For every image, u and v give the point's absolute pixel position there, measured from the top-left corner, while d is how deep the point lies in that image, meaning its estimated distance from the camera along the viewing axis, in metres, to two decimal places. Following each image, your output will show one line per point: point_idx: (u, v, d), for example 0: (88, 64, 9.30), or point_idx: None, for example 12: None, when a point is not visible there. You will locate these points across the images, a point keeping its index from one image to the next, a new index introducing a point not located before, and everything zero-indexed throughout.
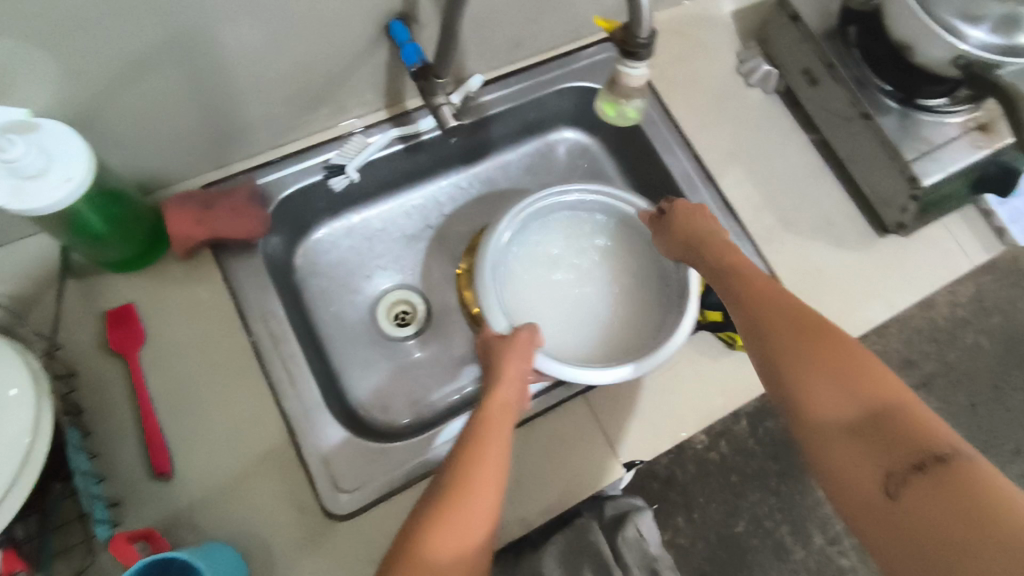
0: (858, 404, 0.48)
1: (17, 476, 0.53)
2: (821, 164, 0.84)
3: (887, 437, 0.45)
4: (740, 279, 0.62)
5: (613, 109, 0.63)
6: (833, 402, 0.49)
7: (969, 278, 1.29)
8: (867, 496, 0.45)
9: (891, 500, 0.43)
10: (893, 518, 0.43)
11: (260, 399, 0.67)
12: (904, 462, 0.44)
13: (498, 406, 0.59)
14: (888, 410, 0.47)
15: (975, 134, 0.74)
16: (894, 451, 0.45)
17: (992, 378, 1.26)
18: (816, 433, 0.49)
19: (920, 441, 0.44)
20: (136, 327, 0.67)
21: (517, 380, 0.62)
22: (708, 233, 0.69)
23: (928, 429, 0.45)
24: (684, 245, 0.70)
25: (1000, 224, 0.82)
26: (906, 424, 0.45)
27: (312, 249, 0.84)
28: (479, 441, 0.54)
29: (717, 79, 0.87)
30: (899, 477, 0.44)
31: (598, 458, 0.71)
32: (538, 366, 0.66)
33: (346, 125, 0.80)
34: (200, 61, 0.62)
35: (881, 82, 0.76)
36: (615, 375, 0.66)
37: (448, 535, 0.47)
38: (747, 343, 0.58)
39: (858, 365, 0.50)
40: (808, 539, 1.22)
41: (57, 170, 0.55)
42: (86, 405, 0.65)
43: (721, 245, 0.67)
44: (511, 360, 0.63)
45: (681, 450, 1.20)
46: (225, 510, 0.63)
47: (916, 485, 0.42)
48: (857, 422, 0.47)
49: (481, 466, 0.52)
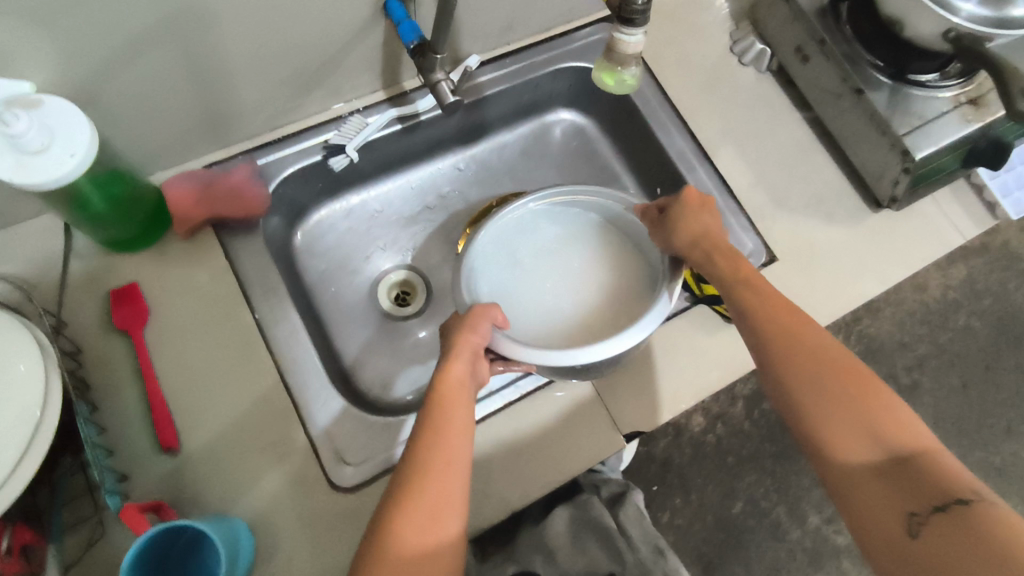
0: (882, 446, 0.51)
1: (27, 448, 0.54)
2: (814, 141, 0.85)
3: (911, 479, 0.48)
4: (752, 294, 0.61)
5: (612, 78, 0.64)
6: (858, 443, 0.51)
7: (960, 261, 1.31)
8: (888, 533, 0.48)
9: (912, 537, 0.47)
10: (914, 555, 0.46)
11: (263, 375, 0.68)
12: (927, 504, 0.47)
13: (451, 382, 0.55)
14: (911, 453, 0.50)
15: (966, 108, 0.74)
16: (918, 494, 0.48)
17: (985, 359, 1.27)
18: (843, 473, 0.51)
19: (942, 484, 0.48)
20: (141, 305, 0.68)
21: (471, 354, 0.57)
22: (714, 232, 0.66)
23: (949, 476, 0.48)
24: (690, 240, 0.66)
25: (991, 199, 0.83)
26: (928, 468, 0.49)
27: (312, 230, 0.85)
28: (437, 423, 0.53)
29: (711, 60, 0.89)
30: (920, 517, 0.47)
31: (600, 430, 0.72)
32: (508, 354, 0.60)
33: (340, 108, 0.81)
34: (199, 38, 0.62)
35: (872, 58, 0.77)
36: (594, 353, 0.60)
37: (412, 528, 0.48)
38: (762, 370, 0.59)
39: (884, 407, 0.52)
40: (804, 518, 1.22)
41: (61, 145, 0.55)
42: (93, 381, 0.65)
43: (732, 253, 0.65)
44: (462, 334, 0.58)
45: (679, 433, 1.22)
46: (230, 484, 0.64)
47: (937, 525, 0.46)
48: (881, 463, 0.50)
49: (440, 449, 0.51)
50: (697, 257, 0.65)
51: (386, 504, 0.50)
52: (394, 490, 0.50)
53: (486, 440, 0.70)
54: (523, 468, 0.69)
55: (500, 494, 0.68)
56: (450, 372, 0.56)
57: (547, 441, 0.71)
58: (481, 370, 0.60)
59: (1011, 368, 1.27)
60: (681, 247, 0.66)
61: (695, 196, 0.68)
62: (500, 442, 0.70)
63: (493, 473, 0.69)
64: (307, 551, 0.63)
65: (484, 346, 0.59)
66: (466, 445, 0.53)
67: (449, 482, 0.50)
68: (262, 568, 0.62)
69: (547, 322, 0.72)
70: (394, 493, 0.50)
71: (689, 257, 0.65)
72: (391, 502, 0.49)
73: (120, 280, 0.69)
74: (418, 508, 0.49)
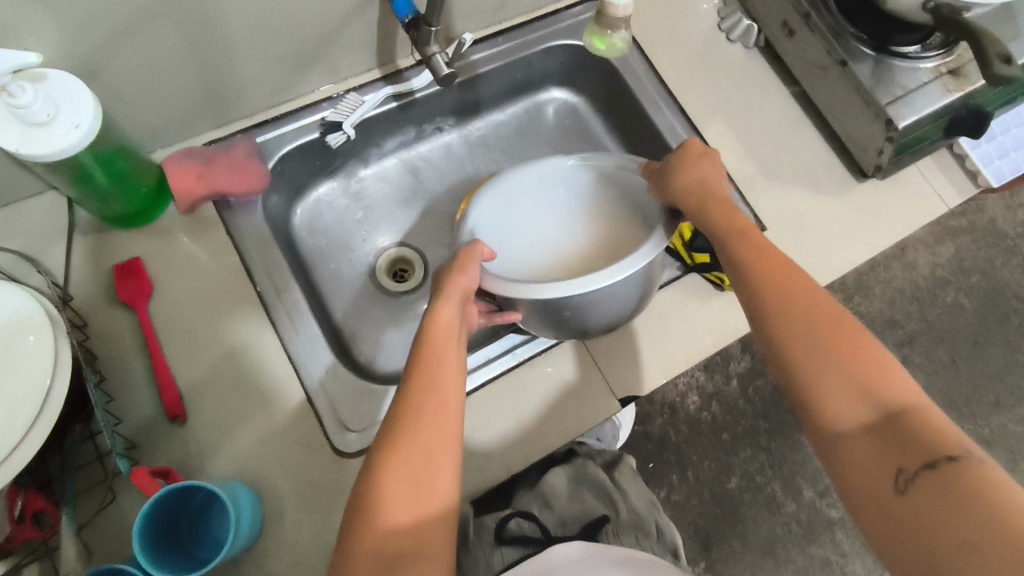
0: (872, 402, 0.48)
1: (39, 415, 0.55)
2: (800, 114, 0.87)
3: (901, 437, 0.46)
4: (745, 245, 0.59)
5: (603, 43, 0.69)
6: (846, 401, 0.49)
7: (949, 239, 1.32)
8: (877, 491, 0.46)
9: (900, 494, 0.45)
10: (903, 513, 0.44)
11: (268, 345, 0.70)
12: (916, 461, 0.45)
13: (442, 326, 0.56)
14: (902, 410, 0.47)
15: (946, 78, 0.75)
16: (907, 451, 0.46)
17: (972, 334, 1.29)
18: (830, 430, 0.49)
19: (932, 441, 0.45)
20: (144, 279, 0.69)
21: (460, 296, 0.59)
22: (712, 182, 0.65)
23: (940, 433, 0.46)
24: (686, 188, 0.65)
25: (973, 168, 0.85)
26: (919, 426, 0.46)
27: (310, 208, 0.87)
28: (429, 369, 0.53)
29: (699, 36, 0.90)
30: (910, 474, 0.45)
31: (596, 396, 0.74)
32: (500, 290, 0.63)
33: (324, 92, 0.82)
34: (197, 14, 0.63)
35: (856, 31, 0.78)
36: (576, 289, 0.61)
37: (403, 473, 0.47)
38: (751, 323, 0.57)
39: (875, 362, 0.50)
40: (798, 492, 1.24)
41: (66, 118, 0.57)
42: (100, 354, 0.67)
43: (728, 203, 0.63)
44: (452, 278, 0.59)
45: (674, 412, 1.21)
46: (236, 451, 0.65)
47: (926, 483, 0.44)
48: (871, 420, 0.48)
49: (431, 395, 0.51)
50: (690, 204, 0.64)
51: (376, 449, 0.49)
52: (383, 435, 0.50)
53: (483, 407, 0.72)
54: (520, 431, 0.71)
55: (499, 456, 0.70)
56: (441, 314, 0.57)
57: (542, 407, 0.73)
58: (471, 315, 0.62)
59: (998, 342, 1.29)
60: (674, 195, 0.66)
61: (696, 147, 0.68)
62: (497, 407, 0.72)
63: (492, 436, 0.71)
64: (312, 514, 0.64)
65: (474, 287, 0.61)
66: (458, 389, 0.53)
67: (440, 429, 0.50)
68: (269, 531, 0.64)
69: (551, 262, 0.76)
70: (383, 439, 0.49)
71: (682, 203, 0.65)
72: (379, 447, 0.49)
73: (124, 256, 0.71)
74: (409, 454, 0.48)
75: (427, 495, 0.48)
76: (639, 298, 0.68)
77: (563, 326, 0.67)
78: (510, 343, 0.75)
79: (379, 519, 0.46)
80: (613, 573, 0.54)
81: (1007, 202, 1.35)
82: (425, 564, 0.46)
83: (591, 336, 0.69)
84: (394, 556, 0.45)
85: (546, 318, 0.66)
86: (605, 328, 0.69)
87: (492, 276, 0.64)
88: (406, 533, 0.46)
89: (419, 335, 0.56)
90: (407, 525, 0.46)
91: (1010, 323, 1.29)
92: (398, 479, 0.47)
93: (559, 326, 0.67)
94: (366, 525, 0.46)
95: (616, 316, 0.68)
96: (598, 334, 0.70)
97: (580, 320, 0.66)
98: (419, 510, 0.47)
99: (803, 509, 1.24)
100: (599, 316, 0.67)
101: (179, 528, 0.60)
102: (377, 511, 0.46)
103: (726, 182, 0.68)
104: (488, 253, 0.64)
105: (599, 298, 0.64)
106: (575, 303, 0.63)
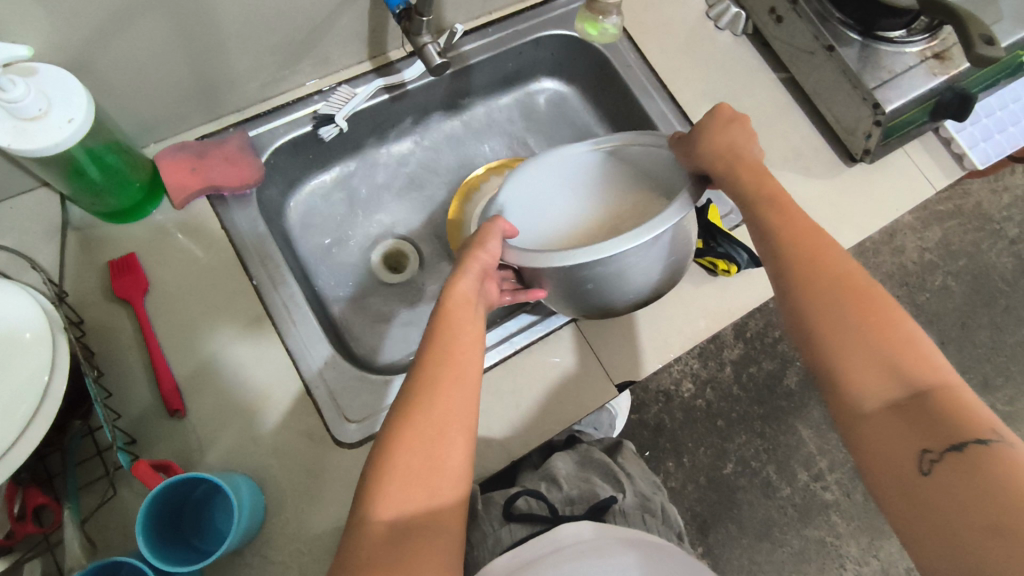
0: (900, 379, 0.48)
1: (37, 411, 0.55)
2: (788, 100, 0.88)
3: (927, 415, 0.46)
4: (775, 215, 0.58)
5: (596, 28, 0.76)
6: (875, 377, 0.48)
7: (936, 223, 1.35)
8: (898, 469, 0.45)
9: (924, 475, 0.44)
10: (924, 491, 0.44)
11: (265, 336, 0.70)
12: (941, 442, 0.44)
13: (459, 298, 0.56)
14: (931, 388, 0.47)
15: (932, 62, 0.76)
16: (933, 431, 0.45)
17: (961, 316, 1.30)
18: (854, 406, 0.49)
19: (959, 422, 0.45)
20: (140, 274, 0.69)
21: (478, 270, 0.59)
22: (739, 146, 0.64)
23: (968, 414, 0.45)
24: (714, 151, 0.63)
25: (959, 150, 0.87)
26: (948, 406, 0.46)
27: (304, 201, 0.87)
28: (445, 346, 0.53)
29: (688, 24, 0.91)
30: (934, 454, 0.44)
31: (594, 381, 0.75)
32: (511, 257, 0.61)
33: (309, 87, 0.82)
34: (188, 7, 0.63)
35: (842, 16, 0.78)
36: (594, 254, 0.57)
37: (419, 443, 0.48)
38: (778, 297, 0.56)
39: (905, 340, 0.49)
40: (793, 475, 1.24)
41: (59, 111, 0.57)
42: (97, 350, 0.67)
43: (757, 168, 0.62)
44: (474, 252, 0.59)
45: (669, 400, 1.23)
46: (236, 443, 0.66)
47: (950, 463, 0.43)
48: (898, 398, 0.47)
49: (448, 368, 0.52)
50: (718, 168, 0.62)
51: (392, 418, 0.50)
52: (397, 410, 0.50)
53: (485, 394, 0.73)
54: (522, 417, 0.72)
55: (500, 442, 0.71)
56: (457, 287, 0.57)
57: (542, 394, 0.73)
58: (488, 290, 0.62)
59: (986, 324, 1.30)
60: (703, 159, 0.63)
61: (726, 111, 0.66)
62: (496, 393, 0.73)
63: (491, 423, 0.71)
64: (315, 503, 0.65)
65: (495, 261, 0.61)
66: (476, 365, 0.53)
67: (454, 404, 0.50)
68: (271, 521, 0.64)
69: (569, 232, 0.76)
70: (397, 413, 0.50)
71: (710, 166, 0.63)
72: (396, 416, 0.50)
73: (119, 251, 0.71)
74: (425, 422, 0.49)
75: (441, 466, 0.48)
76: (662, 276, 0.67)
77: (577, 297, 0.65)
78: (507, 331, 0.75)
79: (395, 487, 0.47)
80: (627, 557, 0.53)
81: (992, 186, 1.37)
82: (432, 541, 0.46)
83: (616, 311, 0.69)
84: (408, 523, 0.46)
85: (568, 293, 0.65)
86: (632, 304, 0.69)
87: (514, 248, 0.61)
88: (419, 500, 0.47)
89: (439, 307, 0.56)
90: (421, 492, 0.47)
91: (996, 305, 1.31)
92: (412, 449, 0.48)
93: (575, 294, 0.65)
94: (377, 494, 0.47)
95: (643, 290, 0.67)
96: (625, 309, 0.69)
97: (603, 294, 0.65)
98: (431, 483, 0.47)
99: (798, 491, 1.25)
100: (623, 290, 0.65)
101: (181, 520, 0.61)
102: (391, 479, 0.47)
103: (756, 147, 0.65)
104: (509, 229, 0.63)
105: (625, 268, 0.62)
106: (597, 273, 0.61)
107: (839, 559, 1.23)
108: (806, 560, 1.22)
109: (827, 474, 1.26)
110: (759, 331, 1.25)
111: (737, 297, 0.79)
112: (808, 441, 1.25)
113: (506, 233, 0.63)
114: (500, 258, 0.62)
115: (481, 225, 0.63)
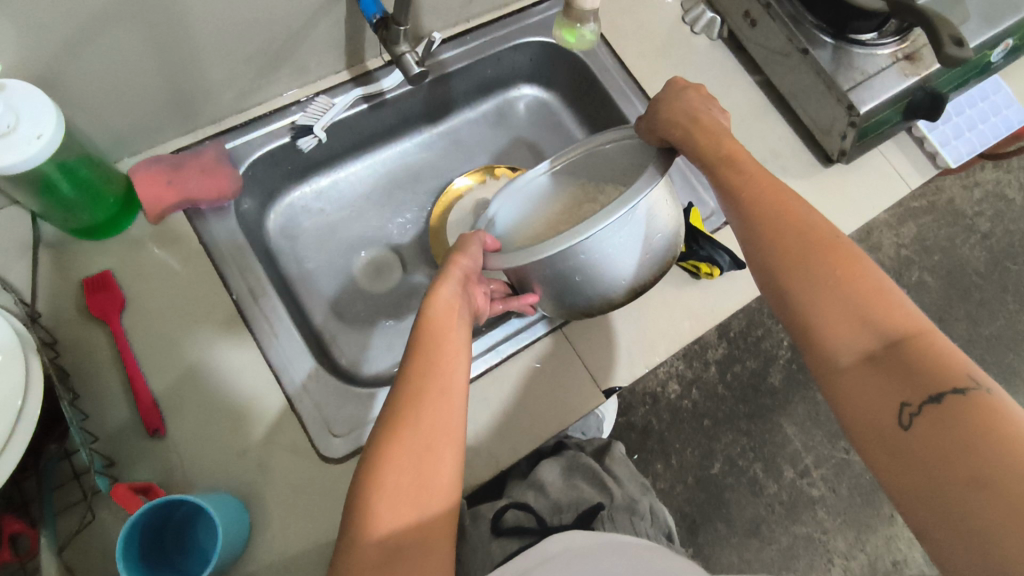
0: (874, 330, 0.48)
1: (10, 436, 0.53)
2: (764, 101, 0.89)
3: (903, 367, 0.46)
4: (746, 184, 0.59)
5: (573, 36, 0.78)
6: (848, 330, 0.49)
7: (910, 220, 1.38)
8: (879, 426, 0.46)
9: (904, 431, 0.45)
10: (905, 446, 0.44)
11: (244, 351, 0.69)
12: (919, 396, 0.45)
13: (442, 305, 0.55)
14: (905, 338, 0.47)
15: (903, 63, 0.77)
16: (909, 383, 0.46)
17: (938, 311, 1.32)
18: (830, 361, 0.50)
19: (936, 372, 0.45)
20: (115, 291, 0.68)
21: (460, 277, 0.59)
22: (694, 109, 0.64)
23: (943, 363, 0.46)
24: (672, 119, 0.64)
25: (931, 149, 0.88)
26: (922, 355, 0.46)
27: (284, 212, 0.87)
28: (428, 351, 0.52)
29: (664, 28, 0.92)
30: (913, 408, 0.45)
31: (582, 388, 0.75)
32: (495, 263, 0.60)
33: (289, 96, 0.82)
34: (157, 18, 0.62)
35: (815, 20, 0.79)
36: (570, 237, 0.57)
37: (405, 459, 0.47)
38: (751, 259, 0.57)
39: (876, 292, 0.50)
40: (780, 473, 1.25)
41: (26, 127, 0.56)
42: (73, 371, 0.65)
43: (718, 131, 0.63)
44: (454, 259, 0.59)
45: (657, 400, 1.26)
46: (217, 461, 0.64)
47: (930, 416, 0.44)
48: (872, 351, 0.48)
49: (433, 379, 0.51)
50: (675, 135, 0.63)
51: (379, 434, 0.49)
52: (381, 426, 0.49)
53: (471, 401, 0.72)
54: (509, 425, 0.72)
55: (488, 451, 0.70)
56: (439, 293, 0.56)
57: (528, 400, 0.73)
58: (475, 301, 0.61)
59: (962, 318, 1.32)
60: (662, 130, 0.64)
61: (682, 83, 0.68)
62: (484, 401, 0.73)
63: (479, 432, 0.71)
64: (301, 518, 0.64)
65: (478, 267, 0.61)
66: (460, 370, 0.53)
67: (440, 413, 0.49)
68: (255, 538, 0.63)
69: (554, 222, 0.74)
70: (381, 429, 0.49)
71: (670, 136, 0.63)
72: (382, 430, 0.49)
73: (95, 269, 0.70)
74: (411, 435, 0.48)
75: (431, 480, 0.48)
76: (651, 262, 0.67)
77: (570, 290, 0.65)
78: (493, 340, 0.75)
79: (384, 507, 0.46)
80: (609, 555, 0.52)
81: (963, 182, 1.40)
82: (425, 561, 0.46)
83: (615, 302, 0.68)
84: (400, 539, 0.46)
85: (558, 290, 0.65)
86: (629, 292, 0.68)
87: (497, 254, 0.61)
88: (408, 516, 0.46)
89: (422, 316, 0.55)
90: (410, 508, 0.46)
91: (971, 298, 1.33)
92: (400, 466, 0.47)
93: (565, 284, 0.64)
94: (366, 513, 0.46)
95: (636, 274, 0.67)
96: (623, 299, 0.69)
97: (593, 285, 0.64)
98: (420, 495, 0.47)
99: (785, 488, 1.25)
100: (613, 277, 0.65)
101: (165, 540, 0.60)
102: (379, 495, 0.46)
103: (717, 110, 0.66)
104: (491, 242, 0.64)
105: (608, 251, 0.61)
106: (580, 263, 0.61)
107: (827, 554, 1.23)
108: (795, 557, 1.22)
109: (813, 470, 1.26)
110: (742, 330, 1.28)
111: (721, 299, 0.79)
112: (794, 437, 1.25)
113: (487, 246, 0.64)
114: (484, 264, 0.62)
115: (461, 237, 0.63)
